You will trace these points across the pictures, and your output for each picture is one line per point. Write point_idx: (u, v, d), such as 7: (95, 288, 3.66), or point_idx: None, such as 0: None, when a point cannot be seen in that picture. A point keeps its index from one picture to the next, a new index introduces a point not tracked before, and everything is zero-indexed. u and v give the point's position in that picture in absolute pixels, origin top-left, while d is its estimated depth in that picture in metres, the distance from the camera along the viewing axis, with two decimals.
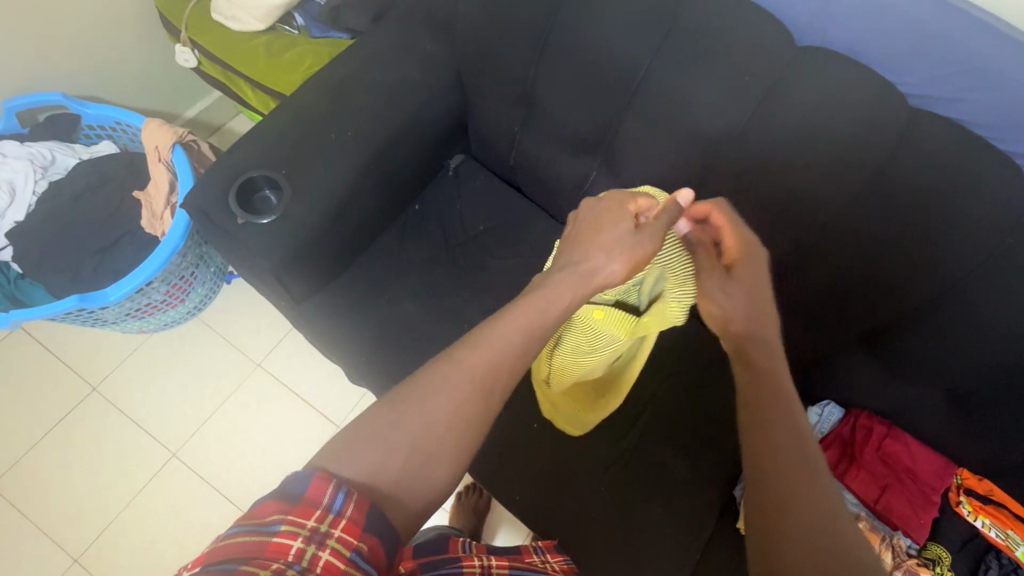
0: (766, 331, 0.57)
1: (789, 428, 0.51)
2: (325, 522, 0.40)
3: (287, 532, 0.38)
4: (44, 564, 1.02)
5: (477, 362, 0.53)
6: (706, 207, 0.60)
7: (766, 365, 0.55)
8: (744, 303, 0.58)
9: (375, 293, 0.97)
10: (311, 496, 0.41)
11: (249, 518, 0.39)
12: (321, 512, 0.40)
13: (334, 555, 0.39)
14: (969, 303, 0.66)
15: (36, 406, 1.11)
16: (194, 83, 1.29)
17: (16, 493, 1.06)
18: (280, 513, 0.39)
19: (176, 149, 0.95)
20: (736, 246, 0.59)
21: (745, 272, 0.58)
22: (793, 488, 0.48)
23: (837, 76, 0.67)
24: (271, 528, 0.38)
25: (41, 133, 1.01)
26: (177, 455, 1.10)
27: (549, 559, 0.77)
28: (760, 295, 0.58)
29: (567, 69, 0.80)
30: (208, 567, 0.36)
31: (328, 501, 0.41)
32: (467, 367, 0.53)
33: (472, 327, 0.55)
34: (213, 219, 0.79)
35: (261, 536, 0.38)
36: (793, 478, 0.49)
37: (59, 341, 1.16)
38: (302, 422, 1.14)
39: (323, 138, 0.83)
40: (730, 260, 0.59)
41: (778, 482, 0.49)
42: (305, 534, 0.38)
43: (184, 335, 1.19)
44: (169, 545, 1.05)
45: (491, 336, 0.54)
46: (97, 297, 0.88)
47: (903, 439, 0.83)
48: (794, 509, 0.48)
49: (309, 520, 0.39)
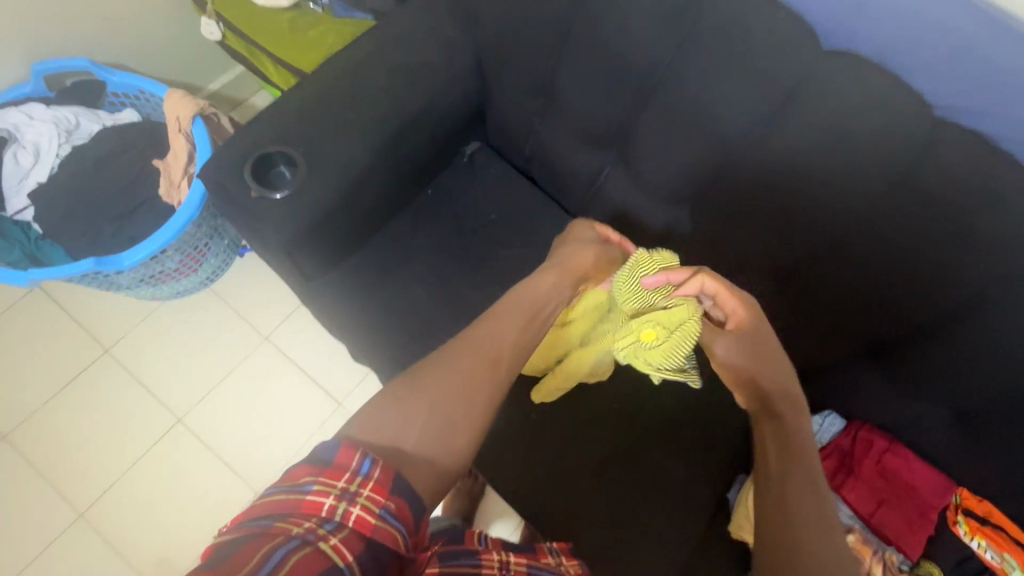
0: (790, 386, 0.65)
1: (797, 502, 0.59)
2: (354, 483, 0.44)
3: (319, 492, 0.43)
4: (50, 515, 1.05)
5: (488, 347, 0.61)
6: (688, 276, 0.67)
7: (793, 424, 0.63)
8: (741, 359, 0.64)
9: (383, 275, 0.98)
10: (341, 461, 0.45)
11: (286, 480, 0.44)
12: (350, 475, 0.45)
13: (365, 511, 0.43)
14: (980, 323, 0.65)
15: (52, 363, 1.14)
16: (219, 57, 1.29)
17: (28, 446, 1.09)
18: (314, 475, 0.44)
19: (197, 121, 0.96)
20: (740, 311, 0.65)
21: (754, 331, 0.64)
22: (805, 526, 0.58)
23: (865, 77, 0.64)
24: (307, 487, 0.43)
25: (67, 96, 0.99)
26: (183, 420, 1.13)
27: (563, 561, 0.75)
28: (771, 352, 0.65)
29: (590, 59, 0.79)
30: (252, 522, 0.41)
31: (356, 465, 0.46)
32: (485, 353, 0.60)
33: (483, 320, 0.64)
34: (228, 190, 0.80)
35: (297, 493, 0.43)
36: (805, 518, 0.59)
37: (76, 302, 1.19)
38: (306, 398, 1.16)
39: (340, 117, 0.84)
40: (736, 324, 0.65)
41: (791, 518, 0.59)
42: (336, 492, 0.43)
43: (196, 304, 1.21)
44: (171, 506, 1.08)
45: (506, 336, 0.63)
46: (113, 260, 0.89)
47: (904, 455, 0.81)
48: (804, 539, 0.57)
49: (340, 481, 0.44)
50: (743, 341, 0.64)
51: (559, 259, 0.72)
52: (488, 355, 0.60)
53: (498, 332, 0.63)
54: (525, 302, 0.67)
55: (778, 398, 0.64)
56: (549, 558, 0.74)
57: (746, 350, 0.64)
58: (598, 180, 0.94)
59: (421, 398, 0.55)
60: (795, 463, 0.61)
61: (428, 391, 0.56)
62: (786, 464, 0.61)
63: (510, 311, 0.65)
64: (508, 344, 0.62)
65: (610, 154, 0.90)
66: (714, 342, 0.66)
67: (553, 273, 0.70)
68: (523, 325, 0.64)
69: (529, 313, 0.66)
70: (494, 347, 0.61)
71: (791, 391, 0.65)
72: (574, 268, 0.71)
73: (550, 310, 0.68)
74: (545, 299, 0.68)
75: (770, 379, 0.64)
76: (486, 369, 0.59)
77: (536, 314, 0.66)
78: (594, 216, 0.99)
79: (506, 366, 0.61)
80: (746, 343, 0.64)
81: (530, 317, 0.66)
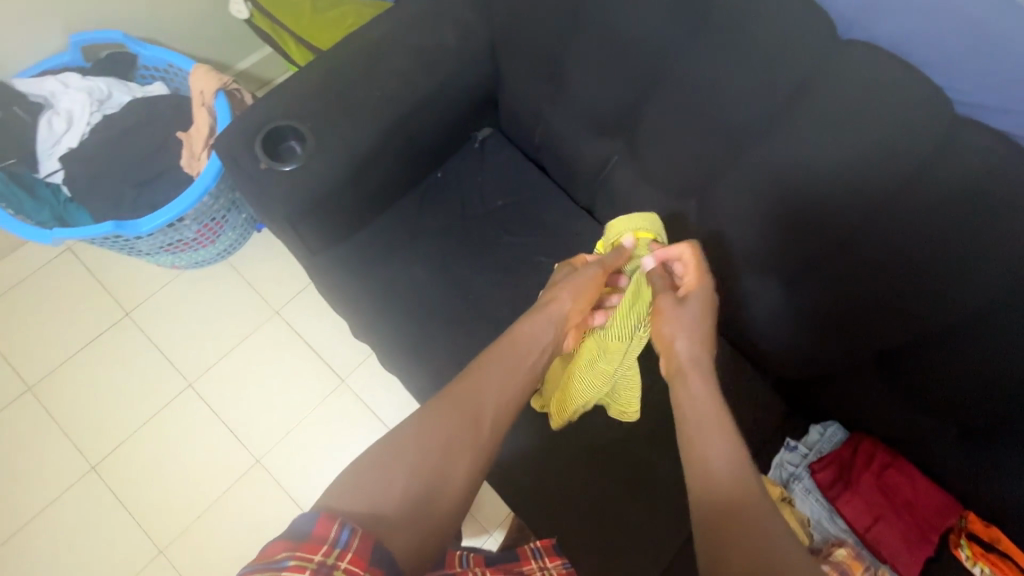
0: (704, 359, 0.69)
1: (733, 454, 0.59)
2: (331, 555, 0.42)
3: (296, 566, 0.40)
4: (65, 465, 1.11)
5: (471, 406, 0.60)
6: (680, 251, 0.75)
7: (699, 389, 0.66)
8: (688, 321, 0.70)
9: (387, 255, 0.99)
10: (319, 534, 0.43)
11: (260, 558, 0.41)
12: (328, 548, 0.42)
13: None
14: (984, 337, 0.63)
15: (77, 322, 1.20)
16: (249, 37, 1.33)
17: (50, 398, 1.15)
18: (290, 550, 0.41)
19: (220, 95, 1.00)
20: (692, 280, 0.74)
21: (695, 294, 0.73)
22: (719, 493, 0.56)
23: (883, 64, 0.61)
24: (282, 563, 0.40)
25: (102, 69, 1.04)
26: (193, 385, 1.17)
27: (547, 565, 0.72)
28: (703, 315, 0.71)
29: (600, 45, 0.78)
30: None
31: (334, 537, 0.43)
32: (468, 412, 0.59)
33: (463, 378, 0.63)
34: (238, 161, 0.82)
35: (273, 571, 0.39)
36: (722, 493, 0.56)
37: (103, 266, 1.25)
38: (310, 372, 1.19)
39: (350, 94, 0.85)
40: (685, 291, 0.74)
41: (709, 490, 0.57)
42: (313, 567, 0.40)
43: (213, 275, 1.25)
44: (176, 466, 1.12)
45: (491, 394, 0.62)
46: (131, 226, 0.93)
47: (906, 471, 0.79)
48: (723, 506, 0.55)
49: (317, 554, 0.41)
50: (677, 303, 0.72)
51: (538, 309, 0.71)
52: (470, 415, 0.59)
53: (478, 386, 0.62)
54: (513, 354, 0.66)
55: (687, 366, 0.68)
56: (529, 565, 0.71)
57: (678, 305, 0.72)
58: (605, 169, 0.93)
59: (402, 467, 0.54)
60: (712, 437, 0.60)
61: (408, 451, 0.55)
62: (696, 435, 0.61)
63: (494, 372, 0.64)
64: (492, 402, 0.61)
65: (618, 143, 0.89)
66: (659, 297, 0.73)
67: (542, 319, 0.70)
68: (507, 382, 0.64)
69: (513, 369, 0.65)
70: (478, 407, 0.60)
71: (703, 362, 0.68)
72: (552, 312, 0.70)
73: (536, 363, 0.67)
74: (529, 349, 0.68)
75: (688, 345, 0.69)
76: (467, 428, 0.58)
77: (520, 372, 0.65)
78: (601, 206, 0.99)
79: (489, 425, 0.60)
80: (688, 306, 0.71)
81: (517, 377, 0.65)
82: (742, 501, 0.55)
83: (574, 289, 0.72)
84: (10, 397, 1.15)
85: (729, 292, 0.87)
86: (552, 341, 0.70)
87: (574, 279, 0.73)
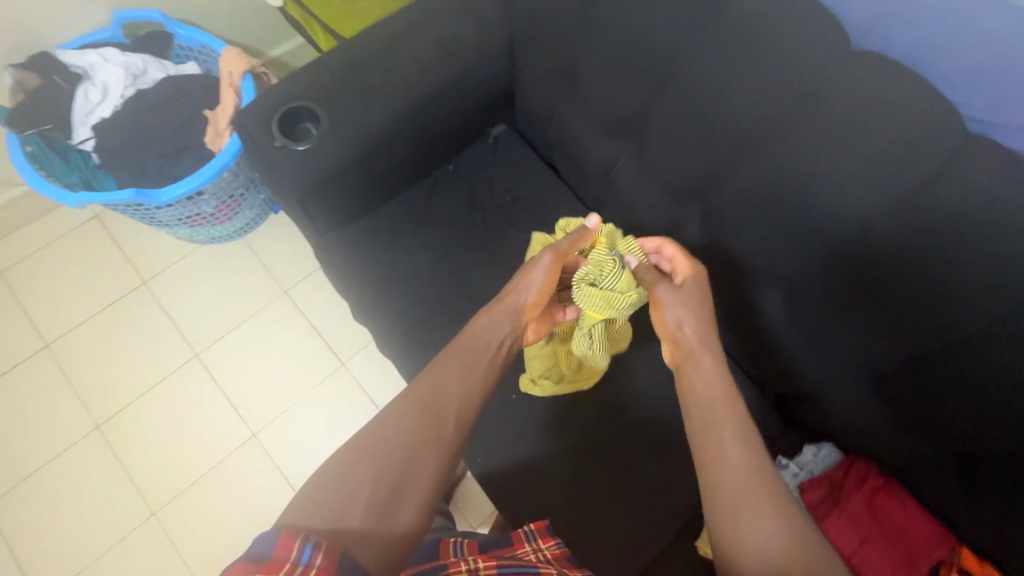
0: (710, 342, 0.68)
1: (735, 431, 0.59)
2: (295, 573, 0.40)
3: None
4: (72, 422, 1.15)
5: (428, 398, 0.59)
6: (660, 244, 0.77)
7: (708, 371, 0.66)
8: (694, 303, 0.70)
9: (392, 240, 1.01)
10: (279, 553, 0.41)
11: None
12: (291, 565, 0.40)
13: None
14: (982, 357, 0.60)
15: (97, 286, 1.25)
16: (283, 26, 1.38)
17: (65, 357, 1.20)
18: (249, 573, 0.39)
19: (247, 78, 1.04)
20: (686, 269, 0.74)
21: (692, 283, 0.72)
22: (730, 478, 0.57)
23: (892, 78, 0.60)
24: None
25: (140, 46, 1.09)
26: (199, 356, 1.21)
27: (540, 546, 0.72)
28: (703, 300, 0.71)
29: (613, 45, 0.79)
30: None
31: (297, 554, 0.41)
32: (428, 407, 0.59)
33: (423, 375, 0.62)
34: (255, 138, 0.85)
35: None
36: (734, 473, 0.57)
37: (126, 235, 1.30)
38: (312, 352, 1.21)
39: (367, 80, 0.87)
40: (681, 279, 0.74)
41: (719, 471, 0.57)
42: None
43: (228, 251, 1.29)
44: (175, 433, 1.15)
45: (451, 386, 0.61)
46: (151, 195, 0.97)
47: (899, 498, 0.77)
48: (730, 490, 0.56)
49: (279, 574, 0.39)
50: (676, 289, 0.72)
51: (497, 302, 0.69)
52: (428, 409, 0.59)
53: (437, 389, 0.61)
54: (471, 349, 0.65)
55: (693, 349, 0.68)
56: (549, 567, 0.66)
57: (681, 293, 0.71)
58: (612, 171, 0.94)
59: (362, 470, 0.53)
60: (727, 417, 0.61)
61: (369, 455, 0.55)
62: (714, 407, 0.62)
63: (452, 366, 0.63)
64: (453, 396, 0.61)
65: (626, 145, 0.89)
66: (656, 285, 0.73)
67: (502, 314, 0.68)
68: (467, 374, 0.63)
69: (470, 363, 0.64)
70: (439, 400, 0.60)
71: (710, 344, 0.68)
72: (513, 304, 0.69)
73: (493, 357, 0.66)
74: (485, 343, 0.66)
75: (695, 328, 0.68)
76: (427, 423, 0.58)
77: (480, 364, 0.65)
78: (607, 208, 0.99)
79: (454, 420, 0.59)
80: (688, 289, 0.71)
81: (476, 371, 0.64)
82: (758, 486, 0.56)
83: (531, 278, 0.71)
84: (28, 352, 1.20)
85: (729, 302, 0.86)
86: (511, 332, 0.68)
87: (536, 264, 0.73)
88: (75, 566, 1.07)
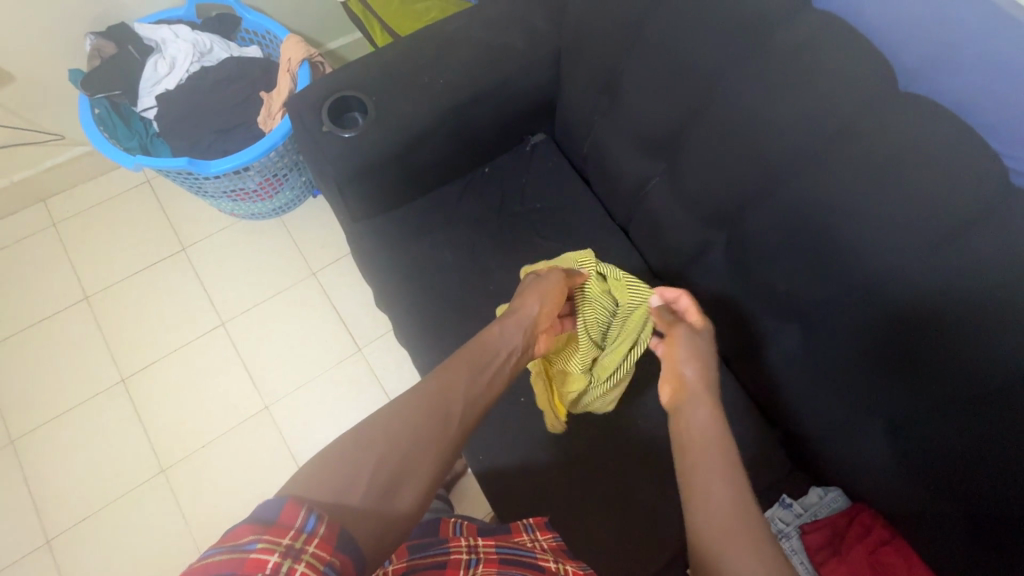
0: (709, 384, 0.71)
1: (725, 474, 0.59)
2: (299, 540, 0.41)
3: (264, 549, 0.39)
4: (99, 372, 1.21)
5: (436, 393, 0.61)
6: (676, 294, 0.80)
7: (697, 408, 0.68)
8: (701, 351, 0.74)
9: (421, 234, 1.03)
10: (284, 519, 0.42)
11: (225, 541, 0.39)
12: (295, 532, 0.41)
13: (310, 567, 0.39)
14: (1002, 415, 0.58)
15: (139, 247, 1.32)
16: (344, 21, 1.44)
17: (101, 310, 1.26)
18: (256, 533, 0.40)
19: (304, 65, 1.09)
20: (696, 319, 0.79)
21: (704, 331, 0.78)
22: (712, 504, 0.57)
23: (944, 114, 0.58)
24: (247, 547, 0.39)
25: (210, 26, 1.16)
26: (224, 324, 1.25)
27: (538, 537, 0.74)
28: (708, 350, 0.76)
29: (656, 64, 0.80)
30: None
31: (302, 522, 0.42)
32: (438, 404, 0.60)
33: (436, 370, 0.64)
34: (304, 121, 0.89)
35: (237, 555, 0.38)
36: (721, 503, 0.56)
37: (172, 202, 1.36)
38: (331, 334, 1.24)
39: (415, 77, 0.90)
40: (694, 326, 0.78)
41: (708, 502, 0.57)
42: (281, 549, 0.39)
43: (265, 228, 1.34)
44: (193, 395, 1.20)
45: (459, 388, 0.63)
46: (202, 164, 1.02)
47: (904, 554, 0.74)
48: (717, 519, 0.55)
49: (284, 538, 0.40)
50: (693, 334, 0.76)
51: (509, 315, 0.75)
52: (439, 400, 0.60)
53: (448, 386, 0.63)
54: (478, 354, 0.68)
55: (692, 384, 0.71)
56: (550, 562, 0.69)
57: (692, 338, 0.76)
58: (643, 189, 0.95)
59: (368, 450, 0.53)
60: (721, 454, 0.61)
61: (378, 436, 0.55)
62: (701, 443, 0.63)
63: (462, 367, 0.66)
64: (461, 395, 0.63)
65: (660, 165, 0.90)
66: (676, 330, 0.76)
67: (513, 321, 0.74)
68: (476, 378, 0.65)
69: (475, 367, 0.67)
70: (447, 395, 0.61)
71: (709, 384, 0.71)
72: (519, 314, 0.75)
73: (497, 365, 0.69)
74: (497, 351, 0.71)
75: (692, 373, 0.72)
76: (434, 417, 0.59)
77: (488, 373, 0.68)
78: (635, 225, 1.00)
79: (458, 420, 0.61)
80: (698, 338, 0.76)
81: (481, 380, 0.66)
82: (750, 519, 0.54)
83: (535, 293, 0.78)
84: (69, 301, 1.27)
85: (749, 331, 0.85)
86: (521, 344, 0.73)
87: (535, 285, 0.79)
88: (84, 510, 1.11)
